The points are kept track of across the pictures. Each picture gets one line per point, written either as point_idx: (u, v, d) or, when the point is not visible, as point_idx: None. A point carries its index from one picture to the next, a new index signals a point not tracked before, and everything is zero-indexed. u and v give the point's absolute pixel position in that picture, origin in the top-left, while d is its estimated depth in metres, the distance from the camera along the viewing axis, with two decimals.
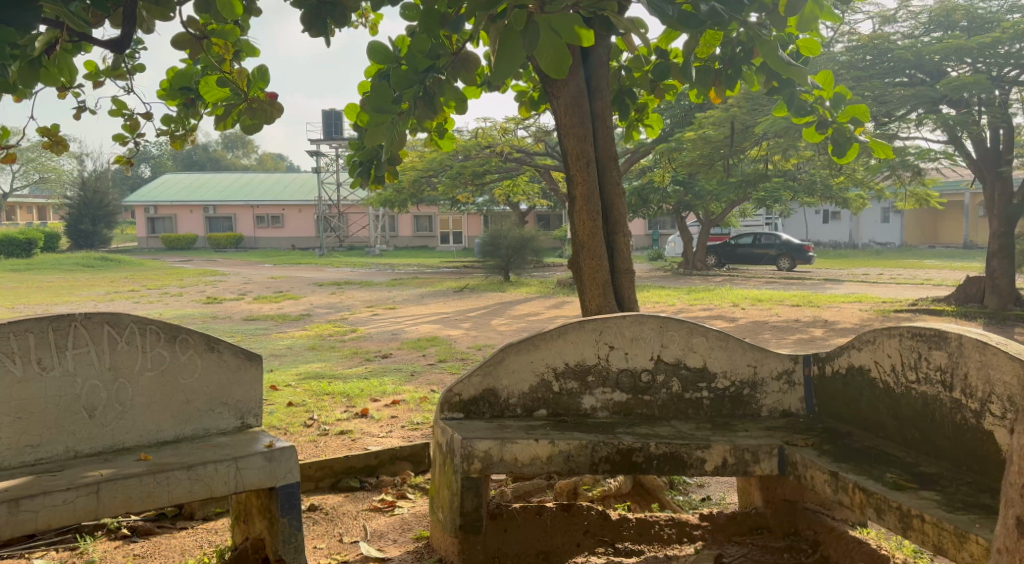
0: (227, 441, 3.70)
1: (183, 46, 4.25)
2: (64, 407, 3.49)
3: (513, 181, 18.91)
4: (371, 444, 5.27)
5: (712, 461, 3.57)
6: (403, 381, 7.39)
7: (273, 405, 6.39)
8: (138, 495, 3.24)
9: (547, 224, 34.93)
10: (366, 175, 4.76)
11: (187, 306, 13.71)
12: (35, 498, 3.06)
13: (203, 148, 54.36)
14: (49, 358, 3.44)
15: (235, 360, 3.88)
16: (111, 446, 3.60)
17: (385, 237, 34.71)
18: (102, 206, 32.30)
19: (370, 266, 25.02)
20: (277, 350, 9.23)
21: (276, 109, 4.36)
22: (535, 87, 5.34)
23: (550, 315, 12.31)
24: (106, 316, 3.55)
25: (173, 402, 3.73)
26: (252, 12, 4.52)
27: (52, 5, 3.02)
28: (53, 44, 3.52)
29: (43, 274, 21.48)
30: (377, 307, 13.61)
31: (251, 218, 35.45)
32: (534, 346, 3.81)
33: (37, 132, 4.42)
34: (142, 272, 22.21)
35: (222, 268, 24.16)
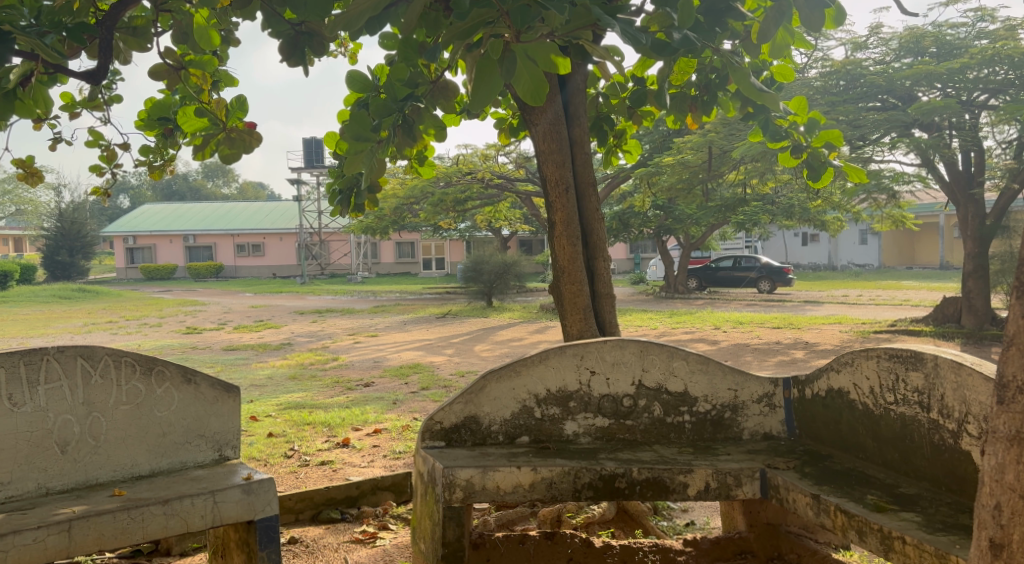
0: (204, 475, 3.65)
1: (160, 76, 4.30)
2: (35, 443, 3.44)
3: (494, 207, 18.97)
4: (353, 475, 5.22)
5: (695, 486, 3.57)
6: (385, 409, 7.33)
7: (253, 436, 6.32)
8: (110, 533, 3.18)
9: (528, 249, 35.04)
10: (346, 203, 4.75)
11: (166, 337, 13.58)
12: (5, 537, 3.02)
13: (182, 177, 54.29)
14: (20, 393, 3.41)
15: (212, 392, 3.84)
16: (84, 482, 3.54)
17: (367, 264, 34.60)
18: (79, 237, 32.08)
19: (352, 293, 24.94)
20: (257, 380, 9.14)
21: (254, 138, 4.30)
22: (514, 114, 5.37)
23: (532, 340, 12.29)
24: (80, 349, 3.52)
25: (148, 436, 3.69)
26: (230, 43, 4.55)
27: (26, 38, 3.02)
28: (28, 76, 3.50)
29: (20, 306, 21.21)
30: (359, 335, 13.54)
31: (232, 247, 35.29)
32: (515, 372, 3.81)
33: (12, 163, 4.43)
34: (121, 303, 22.01)
35: (202, 298, 23.97)
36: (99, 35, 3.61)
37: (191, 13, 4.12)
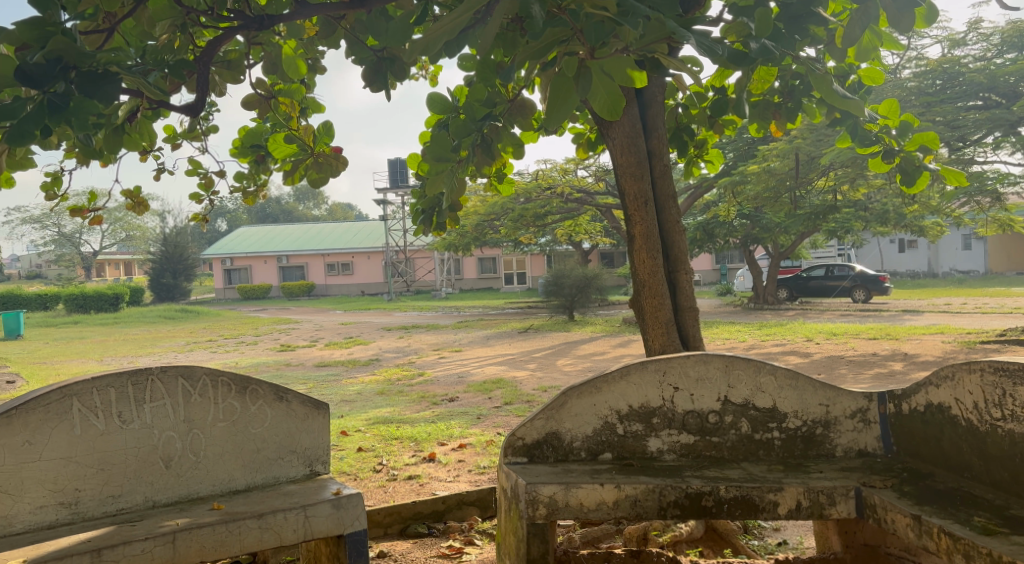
0: (296, 490, 3.75)
1: (252, 106, 4.44)
2: (142, 458, 3.58)
3: (574, 220, 18.93)
4: (439, 489, 5.25)
5: (786, 504, 3.44)
6: (470, 424, 7.36)
7: (343, 451, 6.43)
8: (211, 544, 3.29)
9: (611, 262, 34.85)
10: (428, 222, 4.76)
11: (261, 355, 14.01)
12: (115, 548, 3.14)
13: (276, 200, 56.27)
14: (128, 411, 3.55)
15: (303, 408, 3.95)
16: (186, 496, 3.67)
17: (451, 280, 35.00)
18: (182, 260, 33.52)
19: (437, 309, 25.26)
20: (346, 396, 9.30)
21: (340, 163, 4.40)
22: (592, 128, 5.35)
23: (616, 354, 12.16)
24: (180, 369, 3.65)
25: (244, 452, 3.79)
26: (317, 71, 4.66)
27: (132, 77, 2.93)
28: (134, 112, 3.59)
29: (128, 327, 22.28)
30: (444, 350, 13.67)
31: (322, 266, 36.22)
32: (596, 389, 3.76)
33: (120, 193, 4.65)
34: (219, 322, 22.85)
35: (294, 316, 24.68)
36: (197, 71, 3.64)
37: (280, 45, 4.26)
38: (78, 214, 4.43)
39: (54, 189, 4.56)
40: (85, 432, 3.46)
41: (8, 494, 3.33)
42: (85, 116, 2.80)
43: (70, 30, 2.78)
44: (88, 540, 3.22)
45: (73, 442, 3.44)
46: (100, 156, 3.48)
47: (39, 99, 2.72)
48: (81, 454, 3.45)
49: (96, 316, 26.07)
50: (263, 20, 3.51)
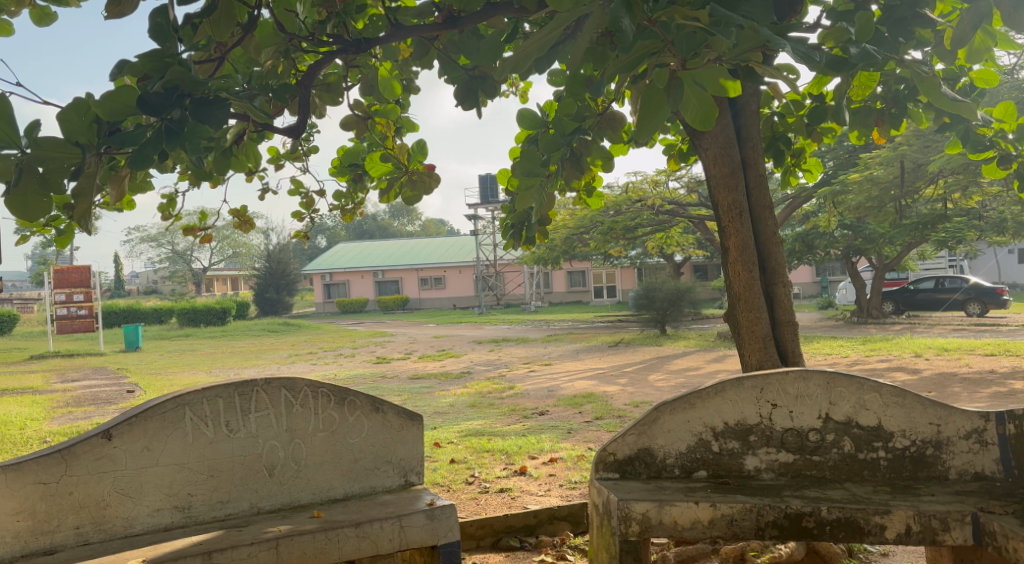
0: (391, 500, 3.82)
1: (350, 127, 4.53)
2: (248, 466, 3.68)
3: (666, 233, 18.69)
4: (531, 503, 5.23)
5: (894, 528, 3.29)
6: (561, 438, 7.32)
7: (436, 462, 6.50)
8: (311, 551, 3.39)
9: (705, 274, 34.23)
10: (517, 237, 4.75)
11: (358, 367, 14.31)
12: (225, 551, 3.25)
13: (372, 218, 57.74)
14: (236, 420, 3.66)
15: (398, 419, 4.02)
16: (288, 503, 3.77)
17: (541, 294, 35.07)
18: (284, 275, 34.68)
19: (527, 322, 25.32)
20: (439, 408, 9.40)
21: (434, 180, 4.44)
22: (684, 140, 5.26)
23: (711, 369, 11.89)
24: (284, 381, 3.76)
25: (342, 462, 3.88)
26: (411, 91, 4.73)
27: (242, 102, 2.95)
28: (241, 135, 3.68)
29: (233, 340, 23.16)
30: (534, 364, 13.65)
31: (416, 280, 36.84)
32: (690, 405, 3.67)
33: (228, 212, 4.82)
34: (318, 335, 23.50)
35: (389, 330, 25.16)
36: (298, 94, 3.68)
37: (376, 67, 4.36)
38: (191, 233, 4.59)
39: (169, 210, 4.74)
40: (197, 440, 3.58)
41: (127, 497, 3.47)
42: (198, 140, 2.83)
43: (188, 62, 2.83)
44: (199, 543, 3.34)
45: (185, 450, 3.56)
46: (210, 178, 3.58)
47: (158, 125, 2.76)
48: (193, 460, 3.58)
49: (205, 330, 27.17)
50: (361, 43, 3.61)
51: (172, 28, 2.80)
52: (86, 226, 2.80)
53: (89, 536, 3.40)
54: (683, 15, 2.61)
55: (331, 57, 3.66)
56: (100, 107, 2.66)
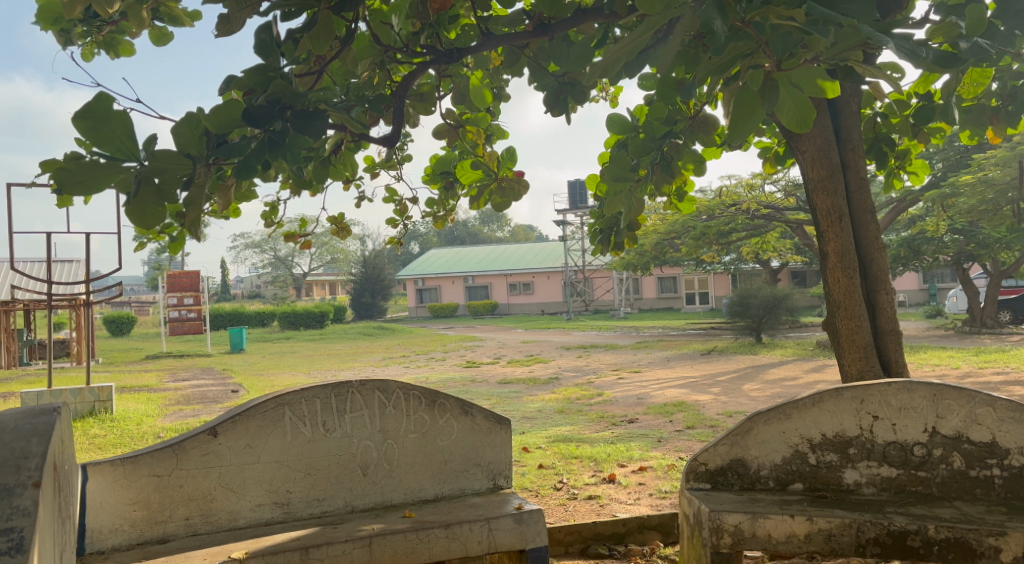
0: (480, 503, 3.86)
1: (442, 136, 4.58)
2: (343, 465, 3.77)
3: (761, 238, 18.24)
4: (620, 511, 5.17)
5: (1010, 551, 3.11)
6: (651, 447, 7.22)
7: (524, 467, 6.51)
8: (403, 550, 3.44)
9: (803, 281, 33.26)
10: (606, 242, 4.72)
11: (449, 370, 14.47)
12: (321, 547, 3.33)
13: (463, 224, 58.46)
14: (332, 420, 3.75)
15: (487, 423, 4.06)
16: (381, 502, 3.84)
17: (632, 300, 34.76)
18: (379, 280, 35.42)
19: (617, 329, 25.12)
20: (527, 413, 9.41)
21: (523, 186, 4.44)
22: (780, 142, 5.12)
23: (809, 379, 11.52)
24: (377, 383, 3.83)
25: (433, 463, 3.93)
26: (502, 99, 4.74)
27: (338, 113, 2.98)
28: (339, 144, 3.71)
29: (329, 343, 23.79)
30: (624, 371, 13.52)
31: (505, 286, 37.05)
32: (785, 415, 3.56)
33: (326, 220, 4.94)
34: (410, 339, 23.89)
35: (479, 334, 25.38)
36: (393, 105, 3.73)
37: (469, 76, 4.38)
38: (292, 239, 4.72)
39: (271, 217, 4.88)
40: (295, 438, 3.69)
41: (232, 492, 3.59)
42: (298, 152, 2.91)
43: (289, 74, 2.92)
44: (297, 538, 3.43)
45: (285, 447, 3.67)
46: (309, 187, 3.64)
47: (262, 137, 2.86)
48: (292, 458, 3.68)
49: (305, 332, 28.01)
50: (453, 54, 3.64)
51: (275, 45, 2.93)
52: (195, 233, 2.91)
53: (198, 527, 3.54)
54: (777, 15, 2.50)
55: (423, 67, 3.71)
56: (209, 121, 2.78)
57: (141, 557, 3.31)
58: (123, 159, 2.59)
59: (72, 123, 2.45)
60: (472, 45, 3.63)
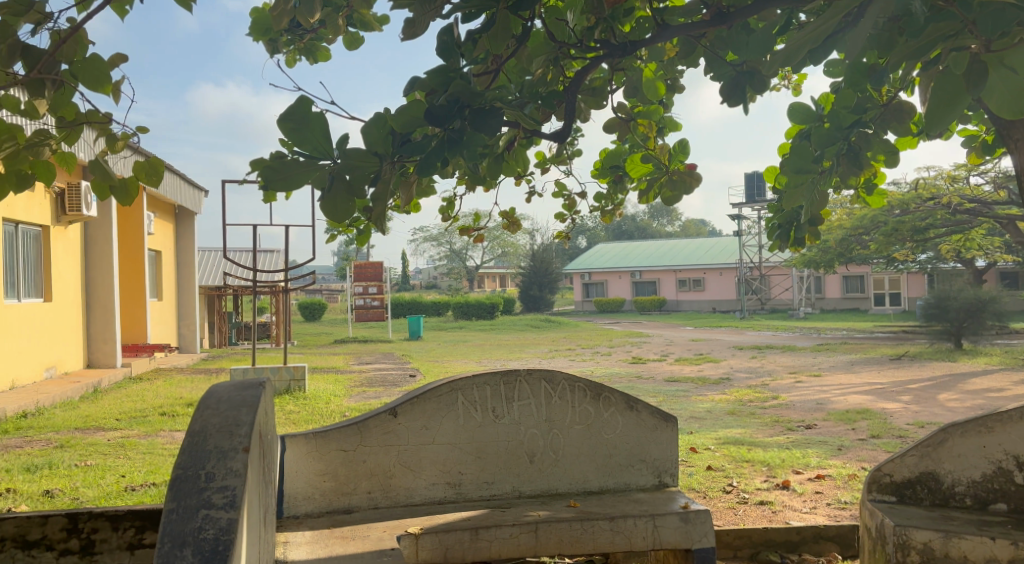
0: (645, 499, 3.88)
1: (614, 130, 4.56)
2: (511, 452, 3.89)
3: (963, 236, 16.93)
4: (794, 519, 5.02)
5: None
6: (830, 455, 6.93)
7: (692, 467, 6.43)
8: (568, 539, 3.52)
9: (1011, 283, 30.51)
10: (785, 237, 4.55)
11: (616, 366, 14.46)
12: (490, 529, 3.46)
13: (632, 219, 58.12)
14: (501, 406, 3.89)
15: (652, 419, 4.07)
16: (547, 490, 3.94)
17: (812, 300, 33.23)
18: (547, 273, 35.83)
19: (796, 330, 24.09)
20: (697, 413, 9.27)
21: (695, 179, 4.28)
22: (989, 129, 4.75)
23: (1015, 391, 10.60)
24: (544, 373, 3.93)
25: (598, 455, 3.99)
26: (675, 90, 4.66)
27: (513, 110, 3.08)
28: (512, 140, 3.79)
29: (500, 334, 24.36)
30: (802, 374, 12.99)
31: (674, 282, 36.47)
32: (986, 429, 3.43)
33: (498, 214, 5.09)
34: (577, 333, 24.02)
35: (647, 330, 25.16)
36: (566, 100, 3.77)
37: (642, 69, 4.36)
38: (466, 233, 4.89)
39: (448, 212, 5.08)
40: (467, 423, 3.85)
41: (409, 470, 3.80)
42: (475, 149, 3.03)
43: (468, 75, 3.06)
44: (467, 518, 3.58)
45: (458, 430, 3.84)
46: (483, 182, 3.78)
47: (442, 135, 3.00)
48: (464, 441, 3.85)
49: (476, 323, 28.83)
50: (628, 46, 3.66)
51: (456, 47, 3.15)
52: (380, 226, 3.09)
53: (379, 501, 3.77)
54: None
55: (597, 61, 3.72)
56: (395, 120, 2.96)
57: (329, 524, 3.58)
58: (318, 157, 2.79)
59: (277, 123, 2.68)
60: (648, 37, 3.62)
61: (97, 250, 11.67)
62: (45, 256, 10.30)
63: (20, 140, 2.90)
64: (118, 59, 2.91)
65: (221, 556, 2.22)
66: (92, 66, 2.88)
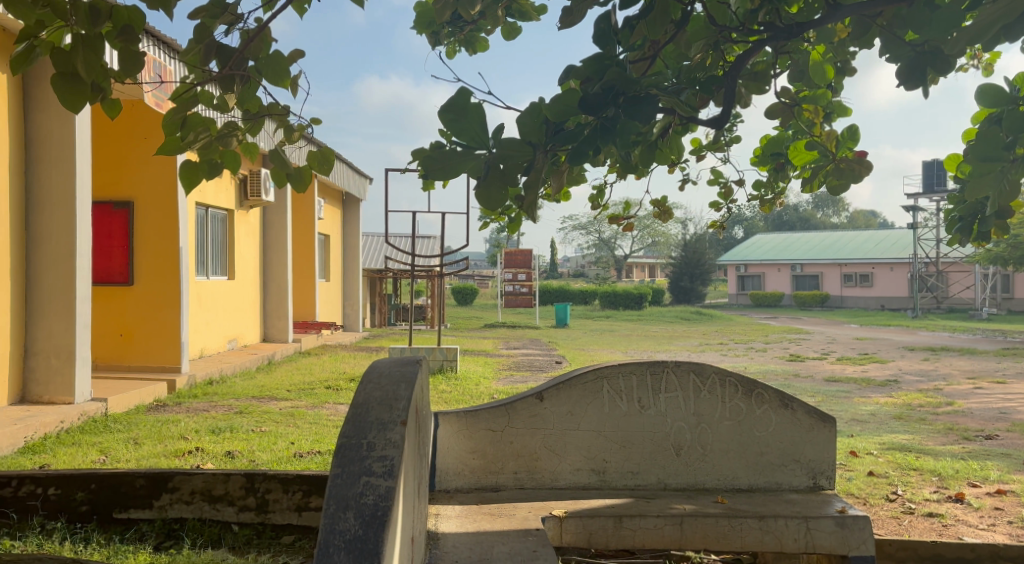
0: (798, 500, 3.81)
1: (775, 115, 4.18)
2: (657, 443, 3.91)
3: None
4: (967, 535, 4.75)
5: None
6: (1011, 469, 6.48)
7: (852, 472, 6.20)
8: (714, 534, 3.52)
9: None
10: (967, 231, 4.23)
11: (772, 362, 14.05)
12: (634, 518, 3.51)
13: (793, 209, 55.98)
14: (648, 397, 3.91)
15: (809, 419, 3.97)
16: (693, 484, 3.94)
17: (995, 300, 30.85)
18: (700, 264, 35.15)
19: (975, 332, 22.45)
20: (860, 416, 8.89)
21: (865, 167, 3.77)
22: None
23: None
24: (693, 365, 3.92)
25: (748, 452, 3.94)
26: (847, 72, 4.18)
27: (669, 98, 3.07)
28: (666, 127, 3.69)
29: (651, 325, 24.17)
30: (981, 380, 12.13)
31: (838, 277, 34.85)
32: None
33: (650, 202, 5.08)
34: (731, 327, 23.45)
35: (807, 327, 24.21)
36: (725, 84, 3.67)
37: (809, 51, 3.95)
38: (616, 222, 4.90)
39: (599, 201, 5.11)
40: (613, 411, 3.91)
41: (554, 454, 3.90)
42: (628, 138, 3.05)
43: (623, 62, 3.09)
44: (612, 506, 3.64)
45: (603, 418, 3.90)
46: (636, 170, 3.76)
47: (595, 123, 3.04)
48: (610, 430, 3.90)
49: (625, 313, 28.73)
50: (794, 29, 3.48)
51: (612, 33, 3.15)
52: (531, 215, 3.15)
53: (525, 482, 3.89)
54: None
55: (759, 44, 3.55)
56: (550, 109, 3.03)
57: (477, 500, 3.74)
58: (474, 147, 2.89)
59: (437, 114, 2.82)
60: (815, 18, 3.43)
61: (275, 233, 12.49)
62: (230, 238, 11.13)
63: (212, 131, 3.19)
64: (297, 55, 3.14)
65: (379, 520, 2.38)
66: (273, 62, 3.14)
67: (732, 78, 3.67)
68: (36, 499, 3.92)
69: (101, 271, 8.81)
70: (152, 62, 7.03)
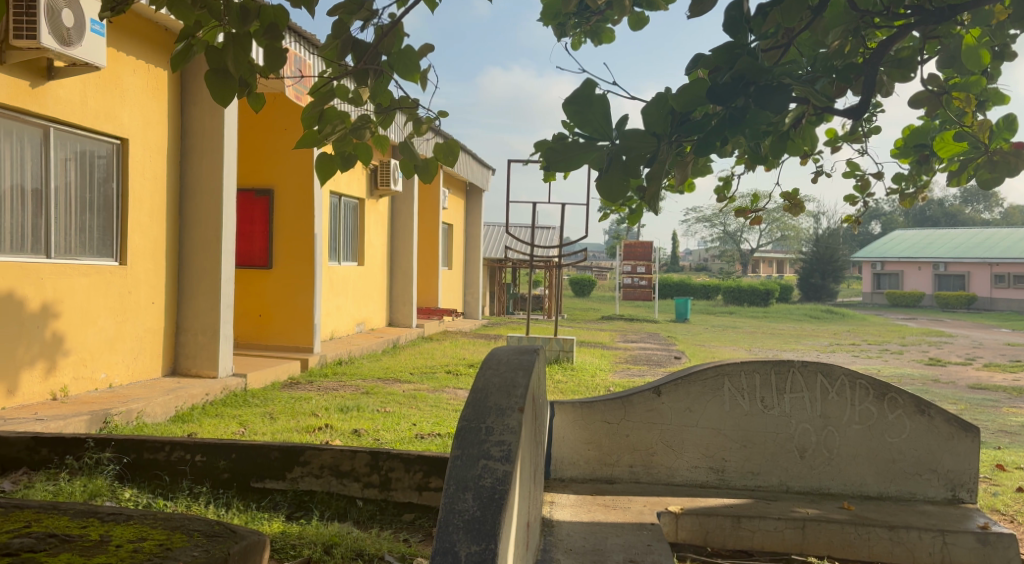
0: (933, 512, 3.66)
1: (921, 105, 3.91)
2: (780, 444, 3.84)
3: None
4: None
5: None
6: None
7: (998, 487, 5.83)
8: (839, 541, 3.44)
9: None
10: None
11: (910, 366, 13.36)
12: (753, 519, 3.46)
13: (937, 204, 52.89)
14: (771, 397, 3.83)
15: (949, 428, 3.78)
16: (817, 488, 3.84)
17: None
18: (832, 260, 33.74)
19: None
20: (1009, 427, 8.33)
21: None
22: None
23: None
24: (821, 366, 3.81)
25: (878, 459, 3.80)
26: (1005, 58, 3.89)
27: (804, 89, 2.98)
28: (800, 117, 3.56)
29: (780, 321, 23.41)
30: None
31: (989, 277, 32.67)
32: None
33: (780, 195, 4.95)
34: (867, 327, 22.38)
35: (950, 329, 22.80)
36: (865, 73, 3.54)
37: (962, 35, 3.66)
38: (743, 214, 4.79)
39: (726, 193, 5.01)
40: (734, 410, 3.85)
41: (671, 450, 3.88)
42: (758, 129, 2.99)
43: (756, 51, 3.04)
44: (731, 505, 3.60)
45: (723, 416, 3.85)
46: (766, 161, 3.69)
47: (723, 113, 2.99)
48: (729, 428, 3.85)
49: (750, 309, 27.91)
50: (945, 12, 3.34)
51: (745, 21, 3.08)
52: (653, 208, 3.11)
53: (640, 476, 3.90)
54: None
55: (906, 30, 3.42)
56: (677, 100, 3.01)
57: (592, 491, 3.78)
58: (598, 138, 2.91)
59: (562, 106, 2.84)
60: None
61: (403, 221, 12.85)
62: (361, 225, 11.54)
63: (347, 123, 3.34)
64: (426, 49, 3.23)
65: (497, 503, 2.46)
66: (404, 57, 3.25)
67: (873, 67, 3.54)
68: (185, 464, 4.22)
69: (244, 254, 9.34)
70: (292, 57, 7.36)
